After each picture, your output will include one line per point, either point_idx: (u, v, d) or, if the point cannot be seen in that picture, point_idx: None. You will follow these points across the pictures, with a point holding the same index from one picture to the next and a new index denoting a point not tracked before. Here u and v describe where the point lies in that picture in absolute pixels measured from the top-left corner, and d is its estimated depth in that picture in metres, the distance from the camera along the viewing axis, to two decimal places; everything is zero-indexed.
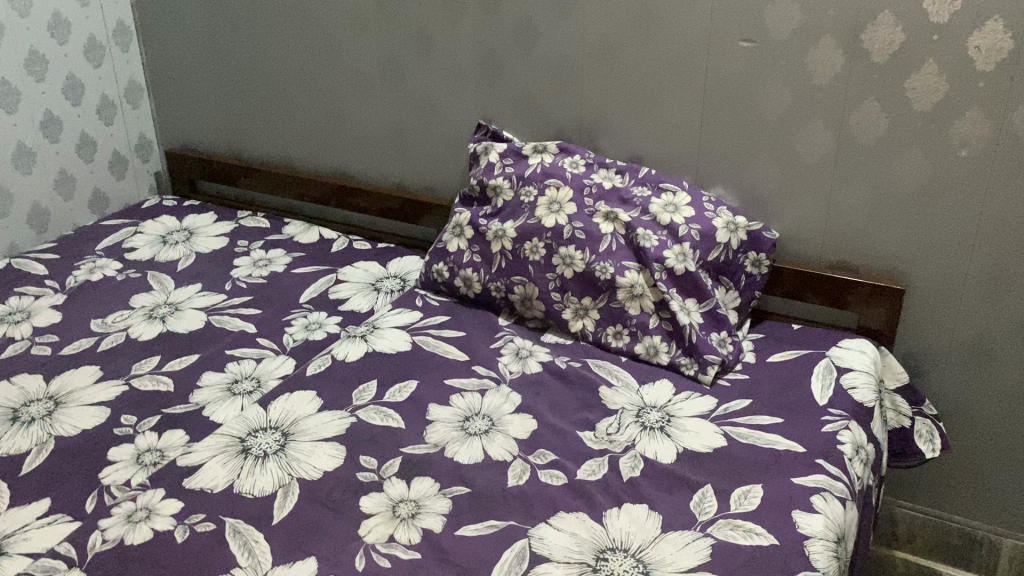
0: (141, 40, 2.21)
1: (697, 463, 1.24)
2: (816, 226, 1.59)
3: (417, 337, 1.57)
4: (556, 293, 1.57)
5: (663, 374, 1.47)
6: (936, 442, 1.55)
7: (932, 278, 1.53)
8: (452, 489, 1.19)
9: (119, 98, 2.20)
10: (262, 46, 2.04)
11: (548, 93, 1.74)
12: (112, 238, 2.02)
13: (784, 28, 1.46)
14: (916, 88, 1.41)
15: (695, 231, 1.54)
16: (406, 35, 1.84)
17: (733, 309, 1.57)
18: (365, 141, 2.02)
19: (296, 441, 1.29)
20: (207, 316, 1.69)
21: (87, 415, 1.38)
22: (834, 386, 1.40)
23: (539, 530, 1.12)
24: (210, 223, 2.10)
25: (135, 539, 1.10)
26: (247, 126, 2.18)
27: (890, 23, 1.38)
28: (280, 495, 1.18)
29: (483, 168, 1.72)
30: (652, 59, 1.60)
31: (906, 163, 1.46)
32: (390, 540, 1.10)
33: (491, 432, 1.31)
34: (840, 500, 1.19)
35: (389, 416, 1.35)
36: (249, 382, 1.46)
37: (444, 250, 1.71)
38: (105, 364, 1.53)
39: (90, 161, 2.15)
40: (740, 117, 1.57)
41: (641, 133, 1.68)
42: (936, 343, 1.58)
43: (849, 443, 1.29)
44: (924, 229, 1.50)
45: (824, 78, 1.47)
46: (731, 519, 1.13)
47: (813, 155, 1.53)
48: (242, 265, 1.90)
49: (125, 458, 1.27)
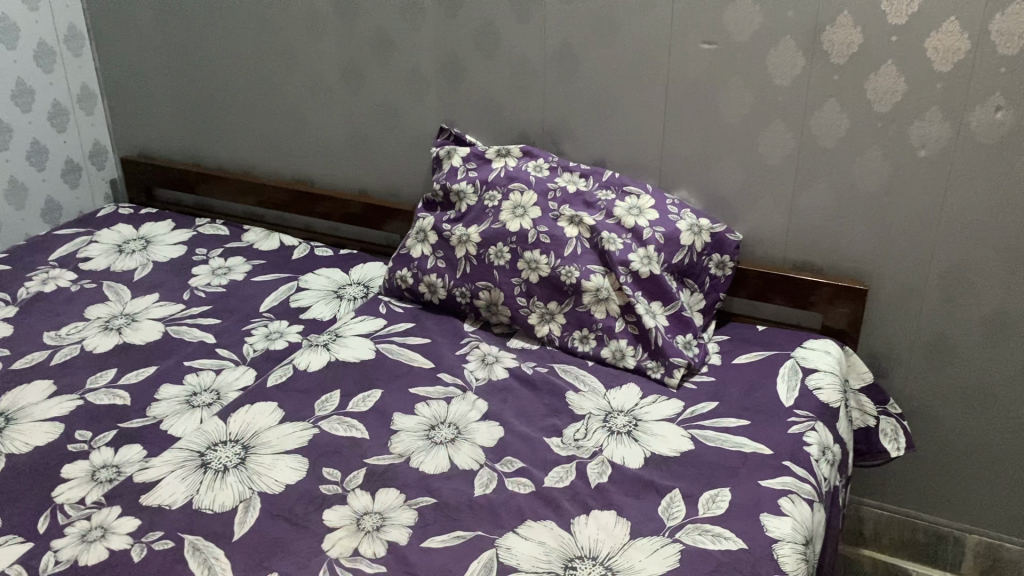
0: (94, 45, 2.16)
1: (665, 467, 1.24)
2: (779, 227, 1.59)
3: (382, 345, 1.54)
4: (522, 298, 1.55)
5: (629, 378, 1.46)
6: (901, 441, 1.56)
7: (894, 278, 1.54)
8: (418, 500, 1.17)
9: (72, 104, 2.15)
10: (219, 50, 2.01)
11: (509, 95, 1.72)
12: (66, 248, 1.97)
13: (744, 30, 1.46)
14: (876, 89, 1.41)
15: (659, 233, 1.54)
16: (365, 39, 1.81)
17: (698, 311, 1.57)
18: (326, 146, 1.99)
19: (256, 454, 1.26)
20: (165, 327, 1.65)
21: (39, 431, 1.34)
22: (800, 387, 1.41)
23: (506, 540, 1.10)
24: (167, 231, 2.06)
25: (89, 559, 1.07)
26: (205, 132, 2.14)
27: (849, 25, 1.39)
28: (241, 509, 1.15)
29: (446, 172, 1.70)
30: (614, 62, 1.59)
31: (866, 164, 1.47)
32: (356, 554, 1.08)
33: (458, 440, 1.30)
34: (807, 502, 1.19)
35: (353, 427, 1.33)
36: (208, 394, 1.43)
37: (408, 256, 1.69)
38: (59, 378, 1.49)
39: (42, 169, 2.10)
40: (702, 119, 1.56)
41: (604, 136, 1.67)
42: (899, 342, 1.59)
43: (815, 445, 1.29)
44: (886, 229, 1.51)
45: (784, 80, 1.47)
46: (700, 524, 1.13)
47: (775, 157, 1.54)
48: (201, 274, 1.87)
49: (80, 475, 1.23)
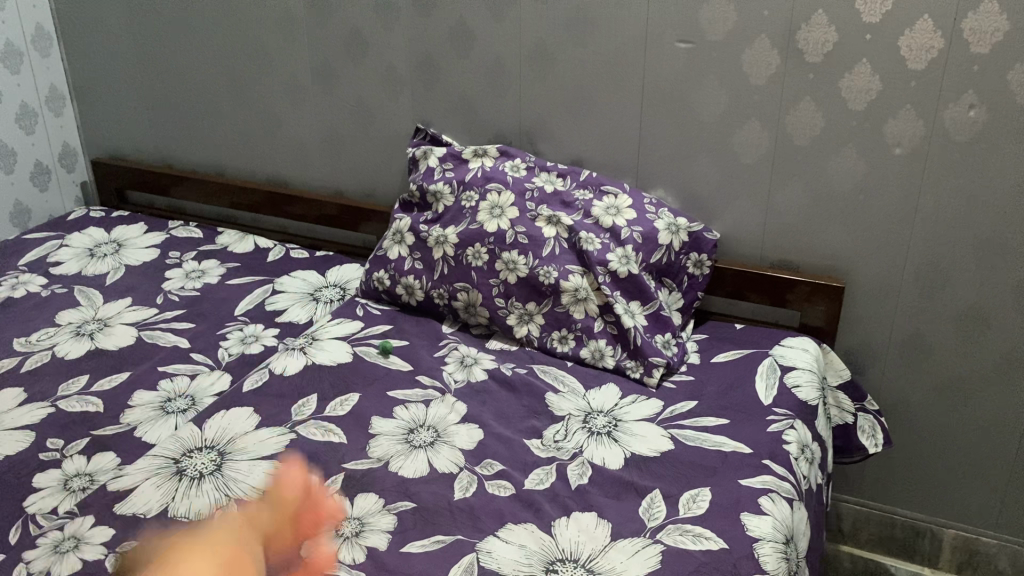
0: (62, 45, 2.12)
1: (645, 467, 1.23)
2: (755, 226, 1.60)
3: (360, 348, 1.53)
4: (500, 299, 1.54)
5: (608, 379, 1.46)
6: (878, 437, 1.56)
7: (870, 276, 1.55)
8: (397, 504, 1.17)
9: (41, 105, 2.11)
10: (191, 51, 1.98)
11: (484, 95, 1.71)
12: (36, 252, 1.94)
13: (719, 29, 1.47)
14: (850, 88, 1.42)
15: (637, 233, 1.54)
16: (339, 39, 1.79)
17: (676, 310, 1.57)
18: (300, 147, 1.97)
19: (233, 460, 1.24)
20: (138, 332, 1.62)
21: (11, 440, 1.31)
22: (777, 385, 1.41)
23: (487, 544, 1.09)
24: (140, 234, 2.03)
25: (61, 571, 1.05)
26: (177, 133, 2.11)
27: (823, 24, 1.40)
28: (218, 517, 1.14)
29: (422, 173, 1.69)
30: (589, 61, 1.59)
31: (841, 161, 1.48)
32: (335, 560, 1.07)
33: (436, 443, 1.29)
34: (787, 501, 1.19)
35: (330, 431, 1.31)
36: (183, 400, 1.41)
37: (385, 257, 1.67)
38: (30, 386, 1.46)
39: (10, 172, 2.05)
40: (679, 118, 1.56)
41: (581, 136, 1.67)
42: (876, 339, 1.60)
43: (794, 443, 1.30)
44: (861, 227, 1.51)
45: (759, 79, 1.47)
46: (681, 524, 1.13)
47: (751, 155, 1.54)
48: (174, 277, 1.84)
49: (52, 485, 1.22)
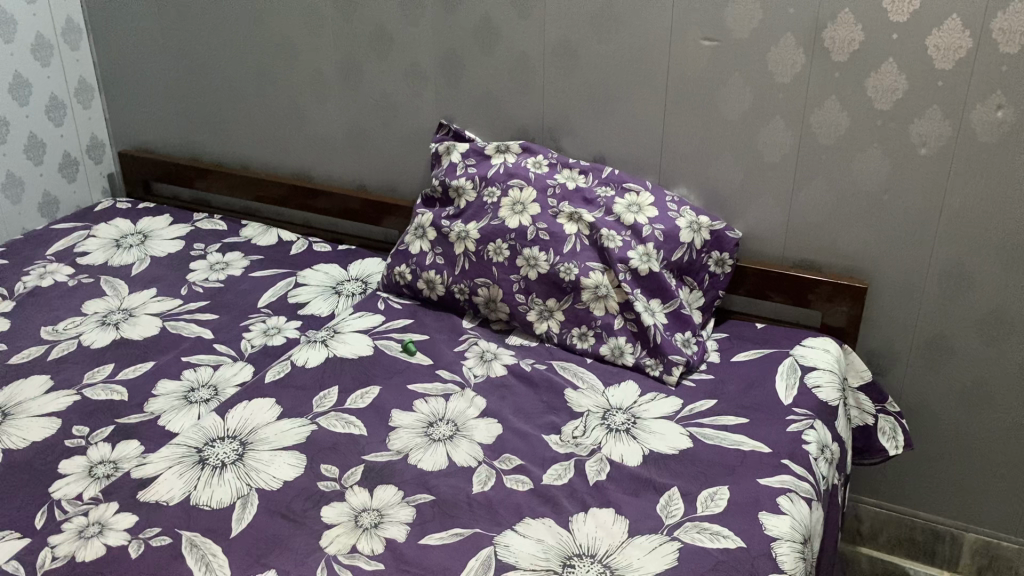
0: (92, 38, 2.15)
1: (663, 464, 1.24)
2: (778, 225, 1.59)
3: (380, 341, 1.54)
4: (520, 295, 1.55)
5: (628, 376, 1.46)
6: (899, 439, 1.55)
7: (893, 277, 1.54)
8: (416, 497, 1.17)
9: (70, 97, 2.13)
10: (217, 45, 2.00)
11: (508, 92, 1.72)
12: (63, 242, 1.96)
13: (744, 27, 1.46)
14: (875, 87, 1.41)
15: (659, 231, 1.54)
16: (364, 34, 1.80)
17: (697, 309, 1.57)
18: (324, 141, 1.98)
19: (254, 450, 1.25)
20: (162, 322, 1.65)
21: (38, 427, 1.33)
22: (799, 385, 1.41)
23: (505, 538, 1.10)
24: (164, 226, 2.05)
25: (86, 555, 1.06)
26: (203, 127, 2.14)
27: (850, 23, 1.39)
28: (239, 506, 1.15)
29: (445, 169, 1.70)
30: (613, 59, 1.59)
31: (866, 162, 1.47)
32: (354, 551, 1.08)
33: (455, 437, 1.29)
34: (806, 500, 1.19)
35: (351, 423, 1.32)
36: (205, 390, 1.43)
37: (407, 252, 1.68)
38: (56, 373, 1.48)
39: (38, 162, 2.08)
40: (703, 115, 1.56)
41: (604, 134, 1.67)
42: (898, 341, 1.59)
43: (814, 443, 1.29)
44: (886, 229, 1.50)
45: (785, 77, 1.47)
46: (698, 522, 1.13)
47: (775, 154, 1.53)
48: (199, 269, 1.86)
49: (77, 471, 1.24)
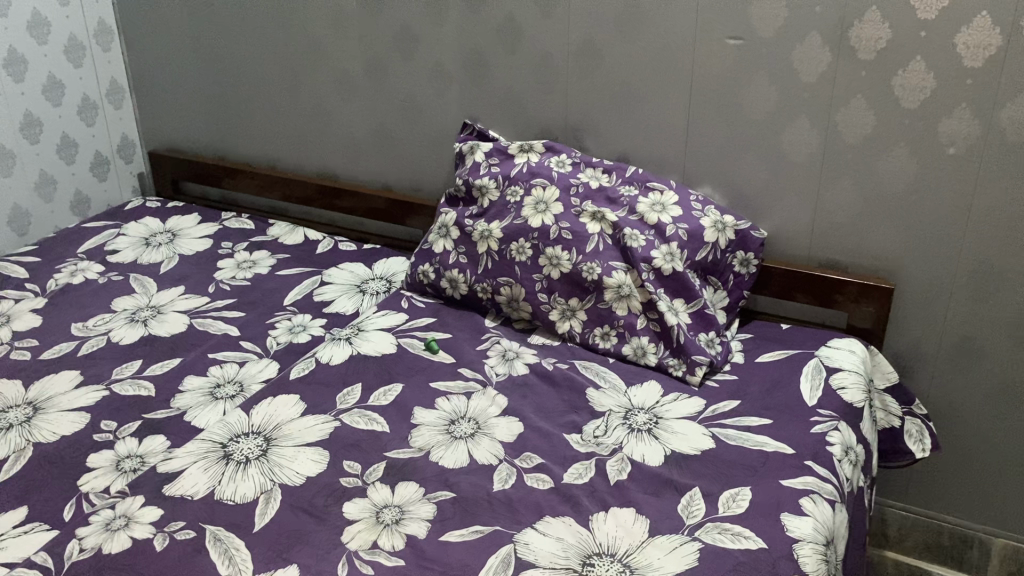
0: (123, 40, 2.18)
1: (685, 465, 1.23)
2: (803, 226, 1.58)
3: (403, 339, 1.54)
4: (543, 294, 1.55)
5: (650, 376, 1.45)
6: (925, 442, 1.53)
7: (921, 278, 1.52)
8: (437, 494, 1.18)
9: (101, 98, 2.17)
10: (245, 46, 2.02)
11: (532, 92, 1.72)
12: (94, 240, 1.99)
13: (770, 26, 1.45)
14: (903, 85, 1.40)
15: (682, 230, 1.53)
16: (389, 35, 1.82)
17: (721, 309, 1.56)
18: (349, 141, 2.00)
19: (278, 446, 1.26)
20: (190, 319, 1.67)
21: (67, 421, 1.36)
22: (823, 387, 1.39)
23: (525, 536, 1.10)
24: (193, 225, 2.08)
25: (113, 547, 1.08)
26: (231, 127, 2.16)
27: (877, 21, 1.37)
28: (262, 501, 1.16)
29: (468, 168, 1.70)
30: (637, 58, 1.59)
31: (894, 161, 1.45)
32: (375, 546, 1.09)
33: (477, 435, 1.30)
34: (829, 502, 1.18)
35: (373, 420, 1.33)
36: (231, 387, 1.45)
37: (430, 251, 1.68)
38: (86, 369, 1.51)
39: (71, 162, 2.12)
40: (727, 113, 1.55)
41: (628, 133, 1.66)
42: (926, 343, 1.57)
43: (838, 445, 1.28)
44: (913, 228, 1.49)
45: (810, 76, 1.46)
46: (720, 522, 1.12)
47: (800, 153, 1.52)
48: (226, 267, 1.89)
49: (105, 465, 1.26)
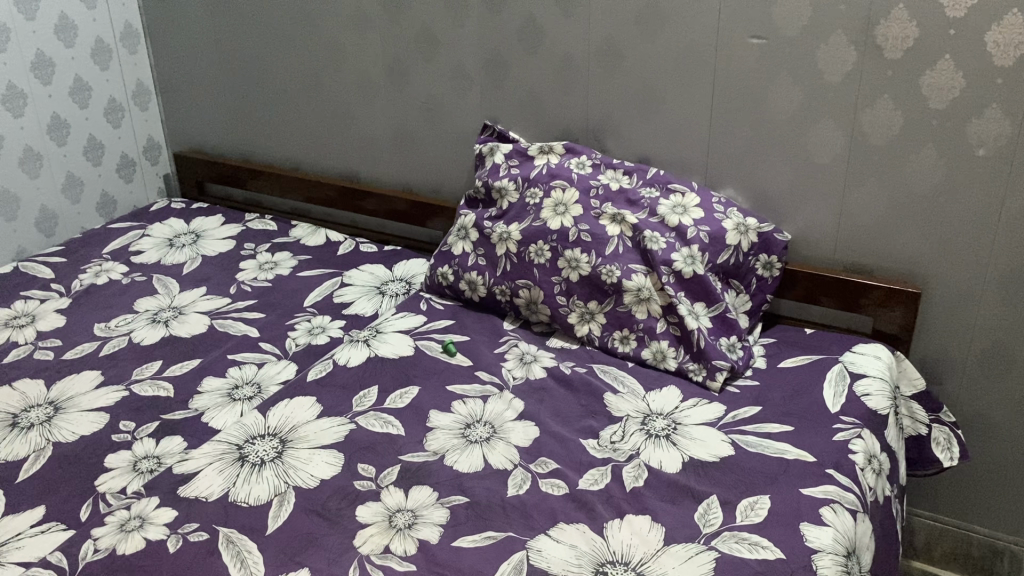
0: (149, 42, 2.20)
1: (703, 472, 1.21)
2: (827, 228, 1.55)
3: (421, 341, 1.54)
4: (562, 297, 1.53)
5: (670, 381, 1.43)
6: (954, 450, 1.49)
7: (949, 282, 1.48)
8: (450, 498, 1.17)
9: (127, 100, 2.19)
10: (268, 48, 2.03)
11: (553, 93, 1.70)
12: (120, 241, 2.01)
13: (794, 25, 1.42)
14: (931, 85, 1.36)
15: (704, 233, 1.51)
16: (410, 36, 1.81)
17: (743, 313, 1.53)
18: (371, 142, 2.00)
19: (293, 448, 1.26)
20: (211, 320, 1.67)
21: (87, 421, 1.37)
22: (846, 393, 1.36)
23: (537, 542, 1.09)
24: (217, 226, 2.09)
25: (127, 548, 1.08)
26: (255, 129, 2.17)
27: (904, 19, 1.34)
28: (276, 504, 1.16)
29: (488, 170, 1.69)
30: (659, 58, 1.57)
31: (921, 163, 1.42)
32: (386, 551, 1.08)
33: (492, 439, 1.29)
34: (851, 512, 1.15)
35: (389, 423, 1.33)
36: (249, 388, 1.45)
37: (449, 253, 1.68)
38: (107, 370, 1.52)
39: (97, 163, 2.14)
40: (751, 114, 1.52)
41: (649, 134, 1.64)
42: (955, 349, 1.53)
43: (861, 453, 1.25)
44: (941, 231, 1.45)
45: (835, 75, 1.43)
46: (737, 531, 1.10)
47: (825, 154, 1.49)
48: (248, 268, 1.89)
49: (122, 465, 1.26)
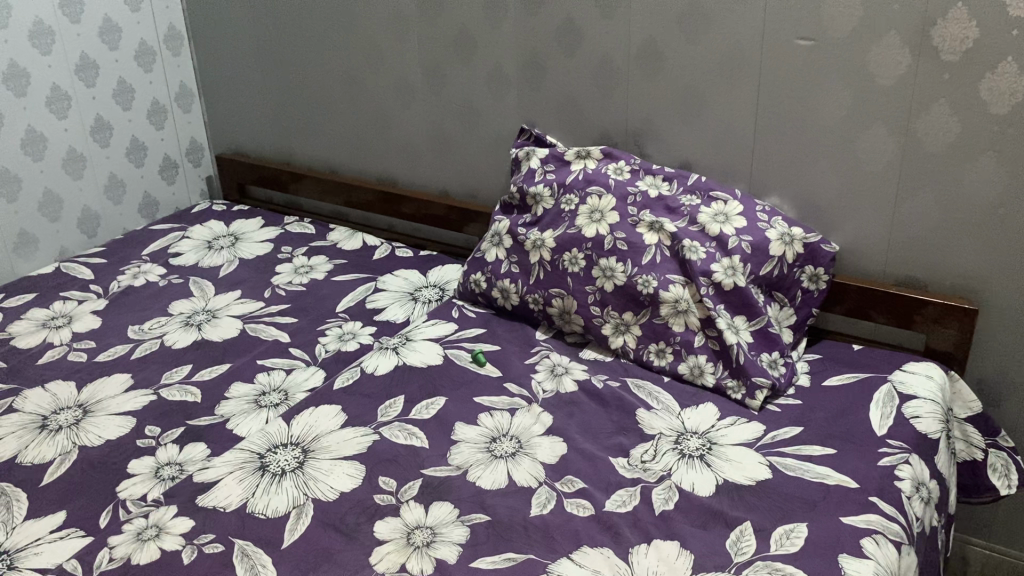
0: (192, 45, 2.20)
1: (737, 496, 1.15)
2: (878, 239, 1.47)
3: (451, 350, 1.50)
4: (596, 307, 1.48)
5: (707, 398, 1.37)
6: (1012, 478, 1.41)
7: (1009, 298, 1.39)
8: (471, 516, 1.13)
9: (171, 102, 2.20)
10: (308, 50, 2.02)
11: (592, 97, 1.65)
12: (159, 243, 2.02)
13: (843, 26, 1.35)
14: (992, 88, 1.28)
15: (746, 243, 1.44)
16: (448, 38, 1.78)
17: (787, 327, 1.46)
18: (409, 146, 1.97)
19: (315, 459, 1.24)
20: (243, 324, 1.66)
21: (113, 425, 1.36)
22: (895, 415, 1.29)
23: (559, 566, 1.04)
24: (255, 229, 2.08)
25: (142, 558, 1.07)
26: (295, 131, 2.16)
27: (963, 20, 1.26)
28: (294, 516, 1.14)
29: (524, 174, 1.65)
30: (701, 60, 1.50)
31: (979, 172, 1.34)
32: (402, 570, 1.05)
33: (518, 455, 1.24)
34: (895, 544, 1.08)
35: (413, 435, 1.29)
36: (276, 395, 1.43)
37: (482, 260, 1.64)
38: (137, 373, 1.51)
39: (140, 165, 2.15)
40: (797, 119, 1.46)
41: (691, 140, 1.58)
42: (1015, 369, 1.44)
43: (908, 480, 1.18)
44: (1000, 244, 1.37)
45: (888, 78, 1.35)
46: (770, 562, 1.04)
47: (875, 162, 1.42)
48: (284, 272, 1.88)
49: (145, 472, 1.25)
